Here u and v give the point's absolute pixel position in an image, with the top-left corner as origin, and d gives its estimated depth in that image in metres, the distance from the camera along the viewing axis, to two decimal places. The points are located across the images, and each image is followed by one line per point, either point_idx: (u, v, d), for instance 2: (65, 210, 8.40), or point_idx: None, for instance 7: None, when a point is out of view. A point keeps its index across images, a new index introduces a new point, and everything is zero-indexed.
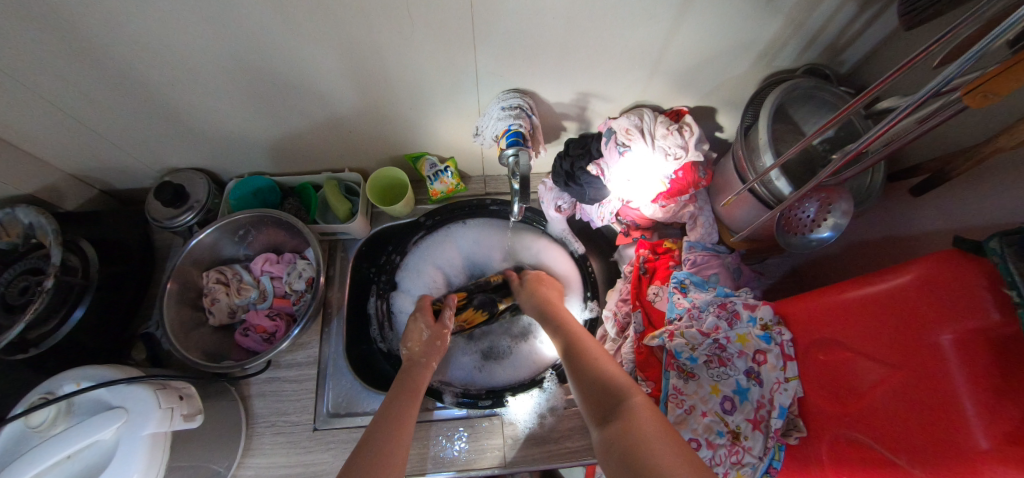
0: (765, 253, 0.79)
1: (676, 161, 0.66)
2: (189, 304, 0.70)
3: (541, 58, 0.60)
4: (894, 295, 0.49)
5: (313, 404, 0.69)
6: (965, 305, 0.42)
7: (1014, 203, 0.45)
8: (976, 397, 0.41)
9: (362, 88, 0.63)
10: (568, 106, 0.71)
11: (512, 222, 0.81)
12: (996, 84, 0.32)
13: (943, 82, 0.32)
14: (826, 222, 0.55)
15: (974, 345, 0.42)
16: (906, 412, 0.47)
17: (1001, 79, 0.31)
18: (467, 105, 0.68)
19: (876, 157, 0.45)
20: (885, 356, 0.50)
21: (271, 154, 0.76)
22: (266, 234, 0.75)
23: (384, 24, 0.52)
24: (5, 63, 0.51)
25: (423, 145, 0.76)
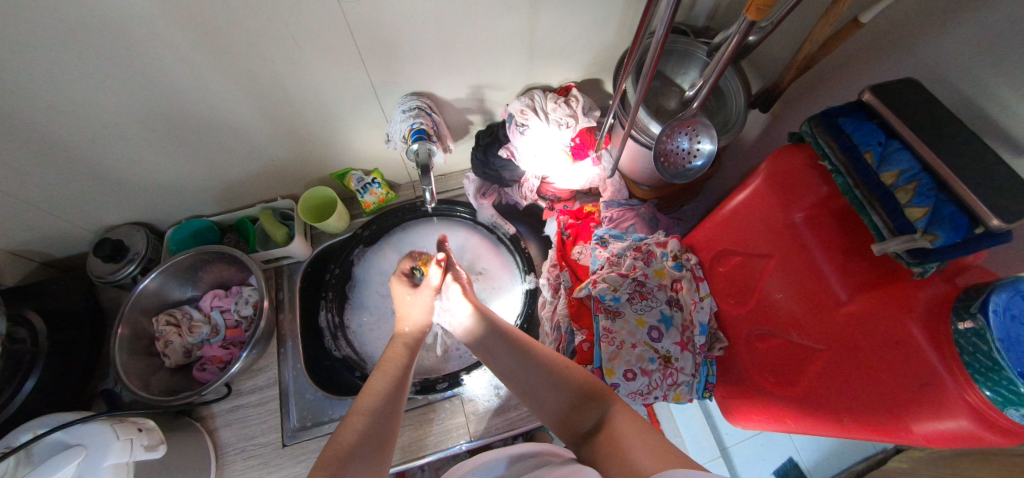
0: (680, 200, 0.85)
1: (570, 129, 0.73)
2: (142, 351, 0.72)
3: (426, 61, 0.67)
4: (755, 196, 0.56)
5: (279, 422, 0.71)
6: (802, 185, 0.51)
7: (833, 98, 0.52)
8: (832, 258, 0.50)
9: (272, 117, 0.69)
10: (466, 100, 0.78)
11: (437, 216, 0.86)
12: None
13: (670, 10, 0.38)
14: (699, 151, 0.61)
15: (818, 215, 0.50)
16: (794, 293, 0.54)
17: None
18: (374, 116, 0.75)
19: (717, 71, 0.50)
20: (762, 250, 0.57)
21: (204, 197, 0.81)
22: (210, 271, 0.79)
23: (275, 54, 0.59)
24: None
25: (346, 162, 0.82)
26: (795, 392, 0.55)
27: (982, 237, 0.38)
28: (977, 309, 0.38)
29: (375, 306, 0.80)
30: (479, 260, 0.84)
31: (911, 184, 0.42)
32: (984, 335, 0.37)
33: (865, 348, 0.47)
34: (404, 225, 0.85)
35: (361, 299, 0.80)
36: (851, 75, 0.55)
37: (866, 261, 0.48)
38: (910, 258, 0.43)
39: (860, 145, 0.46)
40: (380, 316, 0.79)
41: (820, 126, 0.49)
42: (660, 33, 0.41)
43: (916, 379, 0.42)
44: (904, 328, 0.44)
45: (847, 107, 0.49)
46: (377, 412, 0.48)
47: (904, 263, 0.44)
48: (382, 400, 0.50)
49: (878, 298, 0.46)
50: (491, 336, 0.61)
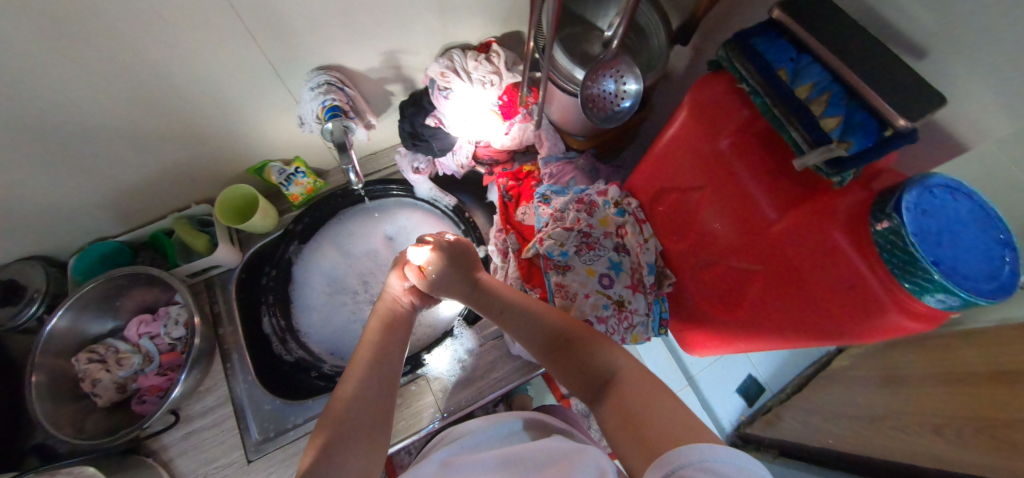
0: (618, 148, 0.84)
1: (494, 87, 0.69)
2: (66, 397, 0.65)
3: (327, 31, 0.60)
4: (681, 129, 0.56)
5: (240, 439, 0.67)
6: (724, 112, 0.51)
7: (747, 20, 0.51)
8: (758, 179, 0.50)
9: (161, 114, 0.61)
10: (381, 69, 0.71)
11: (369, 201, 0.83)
12: None
13: None
14: (625, 92, 0.59)
15: (741, 138, 0.50)
16: (728, 220, 0.55)
17: None
18: (280, 99, 0.67)
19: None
20: (695, 182, 0.57)
21: (102, 216, 0.71)
22: (130, 296, 0.71)
23: (144, 38, 0.50)
24: None
25: (261, 154, 0.75)
26: (741, 312, 0.57)
27: (892, 138, 0.38)
28: (891, 209, 0.39)
29: (322, 303, 0.79)
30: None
31: (824, 96, 0.43)
32: (899, 232, 0.39)
33: (795, 260, 0.49)
34: (337, 218, 0.82)
35: (304, 301, 0.78)
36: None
37: (789, 178, 0.49)
38: (829, 169, 0.43)
39: (774, 62, 0.45)
40: (329, 312, 0.78)
41: (735, 49, 0.48)
42: None
43: (844, 281, 0.45)
44: (829, 236, 0.45)
45: (761, 27, 0.48)
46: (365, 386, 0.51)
47: (825, 175, 0.44)
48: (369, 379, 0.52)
49: (799, 212, 0.47)
50: (498, 301, 0.60)
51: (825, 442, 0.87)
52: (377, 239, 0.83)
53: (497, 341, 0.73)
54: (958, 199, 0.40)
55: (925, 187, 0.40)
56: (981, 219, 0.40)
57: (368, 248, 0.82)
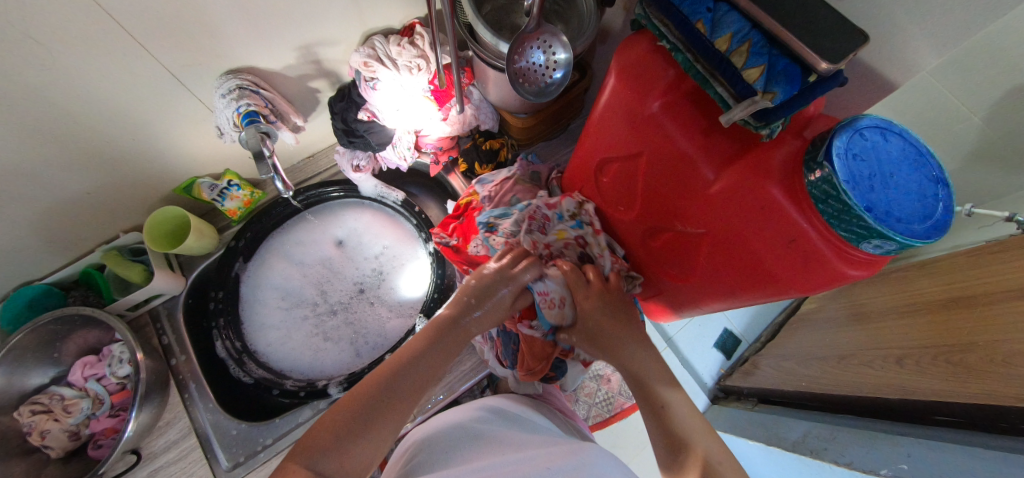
0: (563, 121, 0.81)
1: (423, 72, 0.66)
2: (12, 454, 0.61)
3: (224, 29, 0.55)
4: (614, 92, 0.53)
5: (209, 469, 0.65)
6: (651, 74, 0.49)
7: None
8: (693, 139, 0.49)
9: (57, 141, 0.55)
10: (300, 66, 0.66)
11: (309, 207, 0.79)
12: None
13: None
14: (556, 63, 0.56)
15: (670, 99, 0.49)
16: (670, 184, 0.53)
17: None
18: (191, 110, 0.62)
19: None
20: (632, 149, 0.55)
21: (19, 260, 0.66)
22: (66, 339, 0.66)
23: (10, 63, 0.44)
24: None
25: (185, 171, 0.70)
26: (694, 276, 0.57)
27: (817, 83, 0.38)
28: (822, 157, 0.38)
29: (276, 319, 0.76)
30: (372, 240, 0.81)
31: (744, 45, 0.41)
32: (831, 181, 0.37)
33: (739, 220, 0.48)
34: (279, 230, 0.79)
35: (262, 322, 0.75)
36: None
37: (721, 135, 0.47)
38: (756, 122, 0.41)
39: (690, 14, 0.42)
40: (286, 327, 0.75)
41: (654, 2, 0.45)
42: None
43: (783, 237, 0.44)
44: (766, 191, 0.44)
45: None
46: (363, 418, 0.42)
47: (752, 129, 0.43)
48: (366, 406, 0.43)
49: (736, 171, 0.46)
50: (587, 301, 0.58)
51: (799, 384, 0.90)
52: (326, 246, 0.80)
53: None
54: (889, 139, 0.40)
55: (855, 129, 0.39)
56: (914, 159, 0.40)
57: (318, 256, 0.79)
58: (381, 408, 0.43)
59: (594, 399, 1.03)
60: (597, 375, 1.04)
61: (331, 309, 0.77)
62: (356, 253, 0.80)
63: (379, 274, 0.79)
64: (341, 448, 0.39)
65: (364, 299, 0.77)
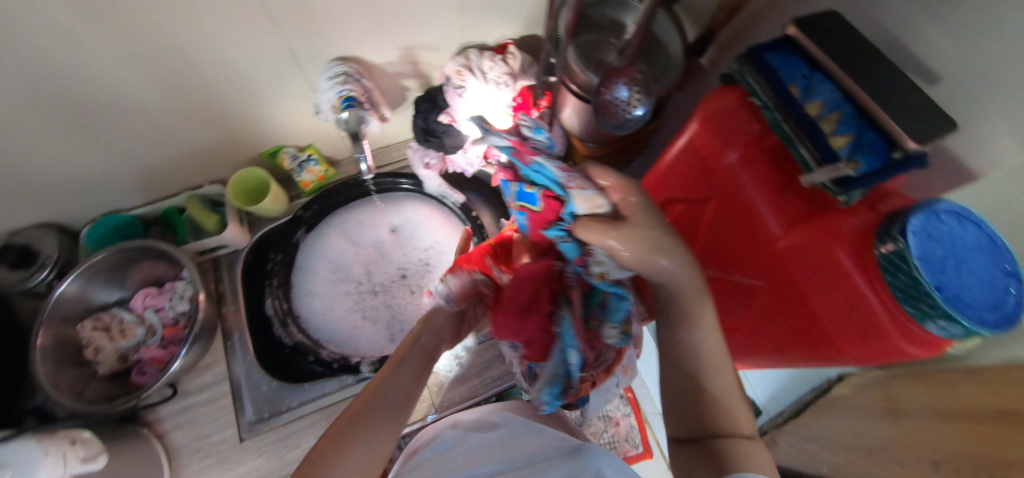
0: (627, 156, 0.84)
1: (509, 88, 0.70)
2: (69, 362, 0.66)
3: (348, 22, 0.61)
4: (694, 137, 0.56)
5: (234, 418, 0.69)
6: (736, 125, 0.51)
7: None
8: (765, 193, 0.50)
9: (183, 90, 0.62)
10: (399, 64, 0.73)
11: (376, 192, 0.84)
12: None
13: None
14: (636, 100, 0.61)
15: (749, 152, 0.51)
16: (732, 232, 0.55)
17: None
18: (298, 87, 0.69)
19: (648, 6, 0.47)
20: (703, 191, 0.58)
21: (118, 189, 0.73)
22: (137, 268, 0.72)
23: (171, 21, 0.52)
24: None
25: (275, 138, 0.76)
26: (742, 327, 0.57)
27: (899, 162, 0.38)
28: (897, 231, 0.39)
29: (325, 290, 0.79)
30: (425, 234, 0.84)
31: (834, 115, 0.43)
32: (904, 256, 0.38)
33: (800, 278, 0.48)
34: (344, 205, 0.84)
35: (312, 288, 0.79)
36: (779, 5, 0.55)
37: (794, 193, 0.49)
38: (835, 187, 0.43)
39: (785, 79, 0.45)
40: (332, 299, 0.79)
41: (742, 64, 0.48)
42: None
43: (844, 303, 0.45)
44: (833, 255, 0.45)
45: (777, 43, 0.48)
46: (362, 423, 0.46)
47: (831, 193, 0.44)
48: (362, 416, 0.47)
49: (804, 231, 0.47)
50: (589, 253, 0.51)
51: (817, 469, 0.85)
52: (383, 232, 0.84)
53: (494, 340, 0.74)
54: (966, 226, 0.40)
55: (931, 212, 0.40)
56: (990, 250, 0.39)
57: (374, 239, 0.84)
58: (376, 420, 0.47)
59: (599, 439, 1.01)
60: (605, 417, 1.01)
61: (376, 292, 0.80)
62: (409, 244, 0.84)
63: (424, 266, 0.82)
64: (344, 441, 0.44)
65: (408, 288, 0.80)
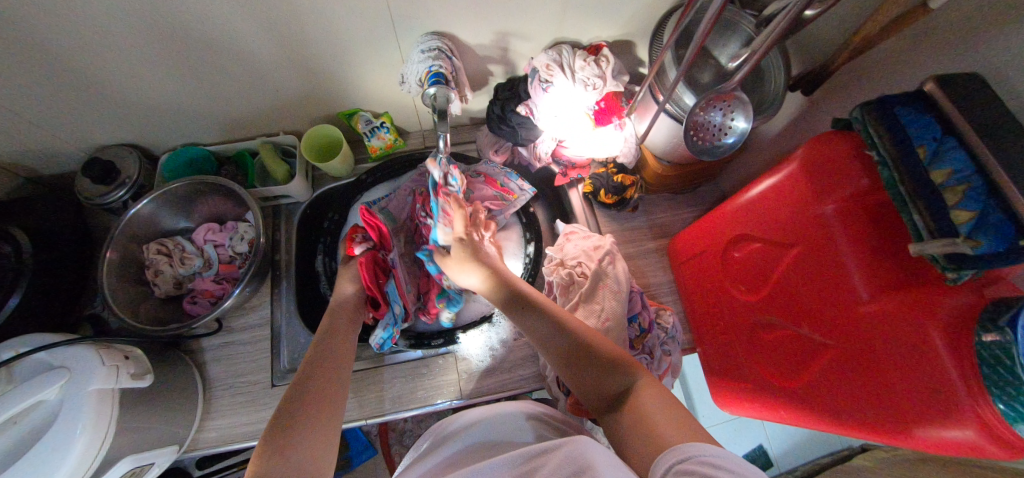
0: (697, 181, 0.81)
1: (596, 91, 0.69)
2: (131, 279, 0.69)
3: (451, 0, 0.61)
4: (790, 178, 0.52)
5: (269, 363, 0.70)
6: (842, 176, 0.47)
7: None
8: (858, 254, 0.46)
9: (279, 42, 0.62)
10: (489, 48, 0.72)
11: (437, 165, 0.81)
12: None
13: None
14: (732, 128, 0.58)
15: (850, 207, 0.46)
16: (808, 285, 0.51)
17: None
18: (388, 55, 0.69)
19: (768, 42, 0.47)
20: (785, 237, 0.53)
21: (201, 124, 0.76)
22: (204, 202, 0.74)
23: None
24: None
25: (354, 101, 0.77)
26: (795, 384, 0.54)
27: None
28: (1004, 323, 0.36)
29: None
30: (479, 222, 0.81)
31: (962, 186, 0.38)
32: (1009, 350, 0.35)
33: (879, 349, 0.45)
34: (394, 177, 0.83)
35: (348, 252, 0.77)
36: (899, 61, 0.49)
37: (890, 259, 0.45)
38: (945, 262, 0.39)
39: (914, 137, 0.41)
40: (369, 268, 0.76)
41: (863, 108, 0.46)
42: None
43: (927, 385, 0.41)
44: (924, 332, 0.41)
45: (907, 95, 0.44)
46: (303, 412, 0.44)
47: (938, 267, 0.41)
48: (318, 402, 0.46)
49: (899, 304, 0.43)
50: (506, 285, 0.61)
51: None
52: None
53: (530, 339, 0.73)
54: None
55: None
56: None
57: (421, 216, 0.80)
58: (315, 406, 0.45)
59: None
60: None
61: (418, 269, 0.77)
62: None
63: None
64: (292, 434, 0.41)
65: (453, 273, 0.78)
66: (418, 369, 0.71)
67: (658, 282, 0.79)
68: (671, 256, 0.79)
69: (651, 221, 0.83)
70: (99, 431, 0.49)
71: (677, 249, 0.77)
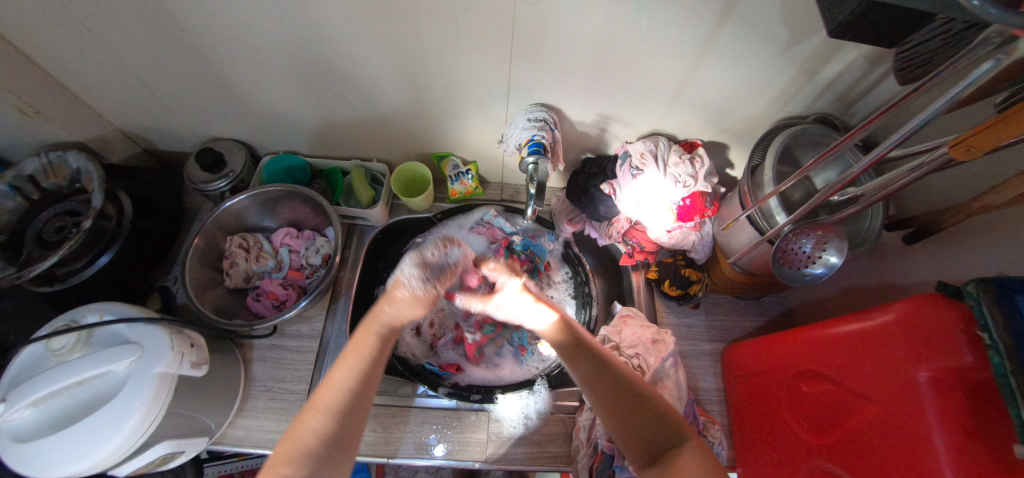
0: (763, 290, 0.80)
1: (685, 189, 0.71)
2: (210, 265, 0.73)
3: (569, 81, 0.66)
4: (881, 331, 0.50)
5: (310, 376, 0.71)
6: (939, 345, 0.44)
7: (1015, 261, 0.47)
8: (949, 433, 0.42)
9: (404, 85, 0.68)
10: (589, 126, 0.76)
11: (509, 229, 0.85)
12: (975, 142, 0.37)
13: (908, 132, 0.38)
14: (820, 259, 0.59)
15: (949, 384, 0.43)
16: (884, 447, 0.47)
17: (978, 138, 0.37)
18: (495, 115, 0.74)
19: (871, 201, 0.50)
20: (866, 391, 0.50)
21: (309, 137, 0.82)
22: (291, 209, 0.78)
23: (433, 30, 0.57)
24: (110, 34, 0.59)
25: (449, 146, 0.82)
26: None
27: None
28: None
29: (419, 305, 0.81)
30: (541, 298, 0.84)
31: None
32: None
33: None
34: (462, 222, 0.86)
35: None
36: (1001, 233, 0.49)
37: (971, 417, 0.41)
38: None
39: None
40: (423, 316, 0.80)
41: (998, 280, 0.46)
42: (890, 144, 0.40)
43: None
44: None
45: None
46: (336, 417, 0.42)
47: None
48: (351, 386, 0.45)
49: None
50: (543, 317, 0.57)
51: None
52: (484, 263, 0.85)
53: (567, 417, 0.72)
54: None
55: None
56: None
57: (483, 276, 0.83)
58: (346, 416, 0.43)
59: None
60: None
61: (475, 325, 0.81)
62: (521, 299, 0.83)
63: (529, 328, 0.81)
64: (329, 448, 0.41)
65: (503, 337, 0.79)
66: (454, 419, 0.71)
67: (707, 387, 0.79)
68: (725, 364, 0.78)
69: (708, 322, 0.84)
70: (148, 418, 0.50)
71: (736, 360, 0.75)
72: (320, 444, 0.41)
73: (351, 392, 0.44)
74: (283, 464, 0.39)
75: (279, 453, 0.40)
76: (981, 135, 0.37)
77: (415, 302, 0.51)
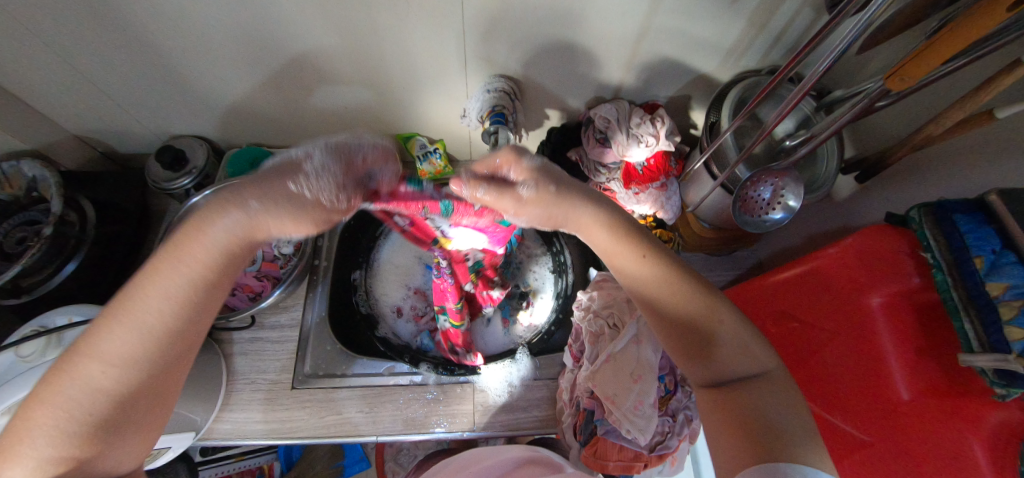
0: (732, 245, 0.82)
1: (647, 148, 0.72)
2: None
3: (527, 47, 0.65)
4: (834, 265, 0.51)
5: (293, 364, 0.71)
6: (890, 271, 0.46)
7: (955, 190, 0.49)
8: (902, 353, 0.44)
9: (359, 65, 0.67)
10: (550, 94, 0.77)
11: None
12: (908, 69, 0.38)
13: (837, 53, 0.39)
14: (780, 204, 0.59)
15: (901, 306, 0.45)
16: (843, 374, 0.50)
17: (911, 65, 0.37)
18: (456, 90, 0.74)
19: (819, 140, 0.51)
20: (826, 324, 0.52)
21: (271, 128, 0.81)
22: None
23: (382, 6, 0.55)
24: (43, 33, 0.56)
25: (413, 126, 0.82)
26: None
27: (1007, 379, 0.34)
28: (998, 378, 0.35)
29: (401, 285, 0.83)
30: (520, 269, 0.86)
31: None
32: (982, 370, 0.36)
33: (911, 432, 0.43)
34: None
35: (385, 275, 0.83)
36: (950, 165, 0.50)
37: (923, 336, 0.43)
38: (994, 376, 0.35)
39: (969, 246, 0.36)
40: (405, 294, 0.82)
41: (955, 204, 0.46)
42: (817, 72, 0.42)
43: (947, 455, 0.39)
44: (963, 440, 0.39)
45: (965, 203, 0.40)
46: (133, 368, 0.34)
47: (986, 380, 0.36)
48: (154, 327, 0.35)
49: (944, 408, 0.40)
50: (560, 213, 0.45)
51: None
52: None
53: (551, 382, 0.74)
54: None
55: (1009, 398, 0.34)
56: None
57: None
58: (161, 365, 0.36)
59: None
60: None
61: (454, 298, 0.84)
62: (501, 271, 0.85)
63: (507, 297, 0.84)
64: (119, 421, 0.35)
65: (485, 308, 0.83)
66: (440, 392, 0.72)
67: None
68: None
69: None
70: None
71: None
72: (103, 396, 0.34)
73: (159, 329, 0.35)
74: (45, 428, 0.32)
75: (44, 407, 0.32)
76: (911, 63, 0.37)
77: (293, 225, 0.39)
